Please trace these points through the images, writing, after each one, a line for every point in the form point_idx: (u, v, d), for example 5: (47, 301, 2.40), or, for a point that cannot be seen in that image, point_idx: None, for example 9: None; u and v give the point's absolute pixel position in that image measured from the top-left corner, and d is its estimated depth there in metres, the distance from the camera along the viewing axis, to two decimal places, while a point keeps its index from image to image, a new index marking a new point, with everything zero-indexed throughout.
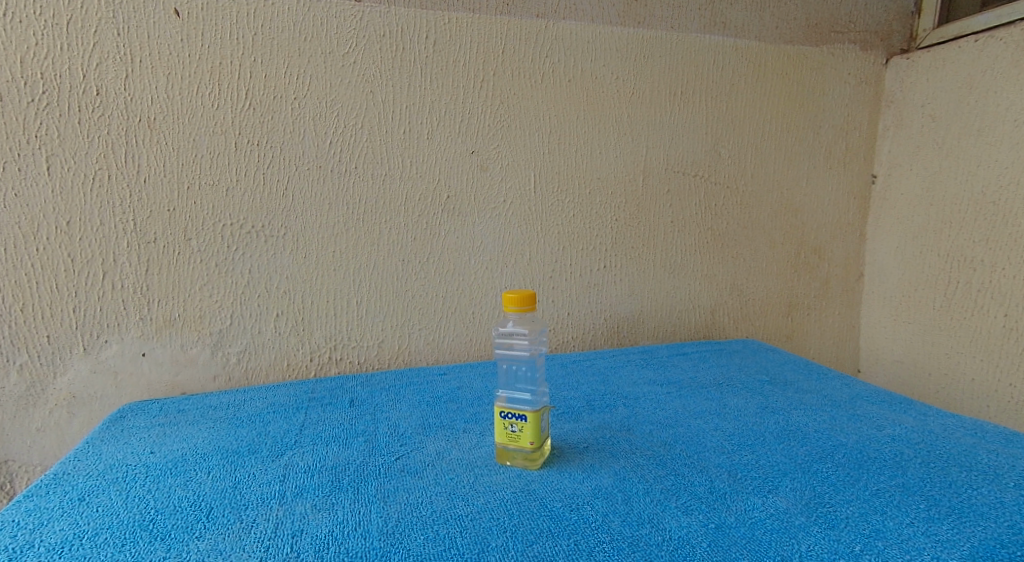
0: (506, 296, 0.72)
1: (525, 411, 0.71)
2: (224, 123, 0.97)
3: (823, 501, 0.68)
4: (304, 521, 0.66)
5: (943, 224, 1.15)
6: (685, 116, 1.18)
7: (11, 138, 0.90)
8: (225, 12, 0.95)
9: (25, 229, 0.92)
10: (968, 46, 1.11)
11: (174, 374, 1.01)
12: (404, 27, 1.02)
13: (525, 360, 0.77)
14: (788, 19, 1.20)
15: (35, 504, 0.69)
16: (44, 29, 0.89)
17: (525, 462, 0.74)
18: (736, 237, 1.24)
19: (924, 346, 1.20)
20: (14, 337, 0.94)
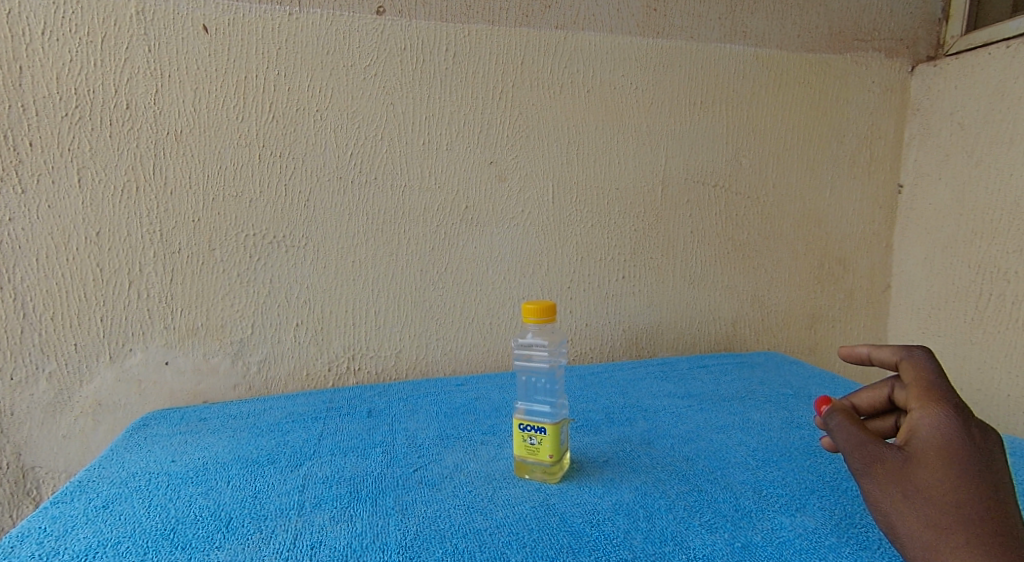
0: (525, 307, 0.71)
1: (544, 424, 0.70)
2: (248, 135, 0.99)
3: (855, 522, 0.66)
4: (323, 533, 0.66)
5: (975, 235, 1.12)
6: (705, 125, 1.17)
7: (44, 151, 0.92)
8: (250, 28, 0.97)
9: (57, 240, 0.94)
10: (999, 52, 1.08)
11: (196, 383, 1.02)
12: (425, 39, 1.03)
13: (544, 372, 0.76)
14: (810, 28, 1.19)
15: (60, 511, 0.70)
16: (79, 46, 0.92)
17: (545, 475, 0.74)
18: (758, 247, 1.22)
19: (957, 360, 1.17)
20: (43, 345, 0.96)
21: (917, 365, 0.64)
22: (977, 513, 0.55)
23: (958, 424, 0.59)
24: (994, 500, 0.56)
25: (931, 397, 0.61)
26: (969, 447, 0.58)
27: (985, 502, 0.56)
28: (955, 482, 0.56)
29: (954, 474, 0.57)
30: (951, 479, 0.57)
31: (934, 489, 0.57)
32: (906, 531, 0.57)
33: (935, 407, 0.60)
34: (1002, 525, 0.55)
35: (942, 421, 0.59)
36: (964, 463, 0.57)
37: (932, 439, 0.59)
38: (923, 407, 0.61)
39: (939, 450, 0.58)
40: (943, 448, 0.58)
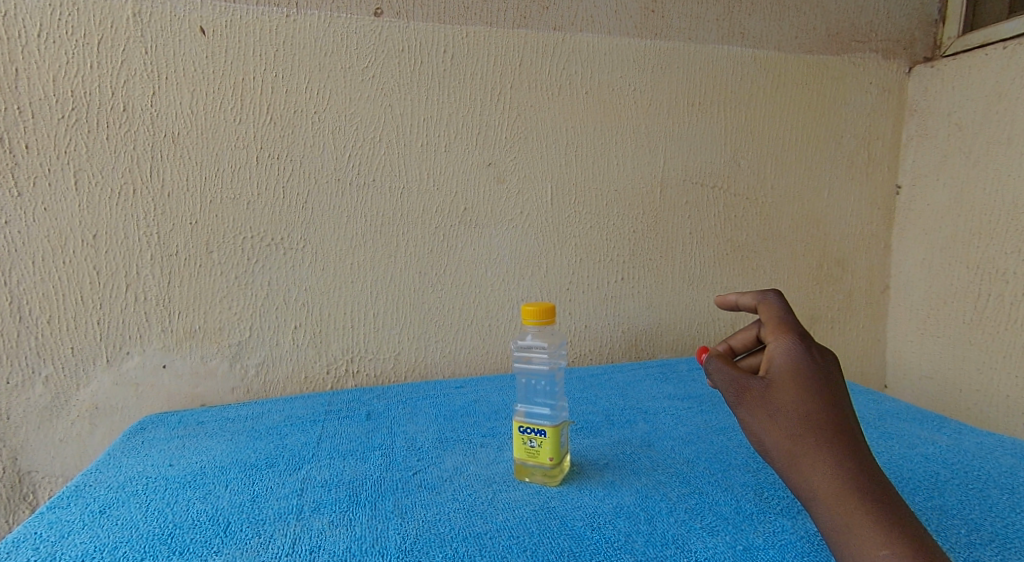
0: (525, 309, 0.71)
1: (544, 426, 0.70)
2: (246, 137, 0.99)
3: None
4: (322, 537, 0.66)
5: (973, 235, 1.13)
6: (703, 126, 1.17)
7: (41, 154, 0.92)
8: (248, 30, 0.97)
9: (53, 243, 0.94)
10: (996, 54, 1.08)
11: (194, 386, 1.02)
12: (422, 41, 1.03)
13: (543, 375, 0.76)
14: (807, 29, 1.19)
15: (57, 516, 0.69)
16: (75, 48, 0.91)
17: (545, 478, 0.74)
18: (757, 248, 1.22)
19: (955, 360, 1.17)
20: (40, 348, 0.95)
21: (770, 305, 0.73)
22: (823, 419, 0.64)
23: (803, 349, 0.68)
24: (837, 410, 0.64)
25: (781, 330, 0.70)
26: (814, 369, 0.67)
27: (830, 411, 0.64)
28: (806, 399, 0.65)
29: (806, 391, 0.65)
30: (803, 397, 0.65)
31: (789, 405, 0.65)
32: (770, 445, 0.65)
33: (785, 339, 0.69)
34: (844, 429, 0.63)
35: (790, 348, 0.68)
36: (811, 381, 0.66)
37: (784, 365, 0.67)
38: (776, 339, 0.70)
39: (792, 374, 0.66)
40: (793, 369, 0.67)
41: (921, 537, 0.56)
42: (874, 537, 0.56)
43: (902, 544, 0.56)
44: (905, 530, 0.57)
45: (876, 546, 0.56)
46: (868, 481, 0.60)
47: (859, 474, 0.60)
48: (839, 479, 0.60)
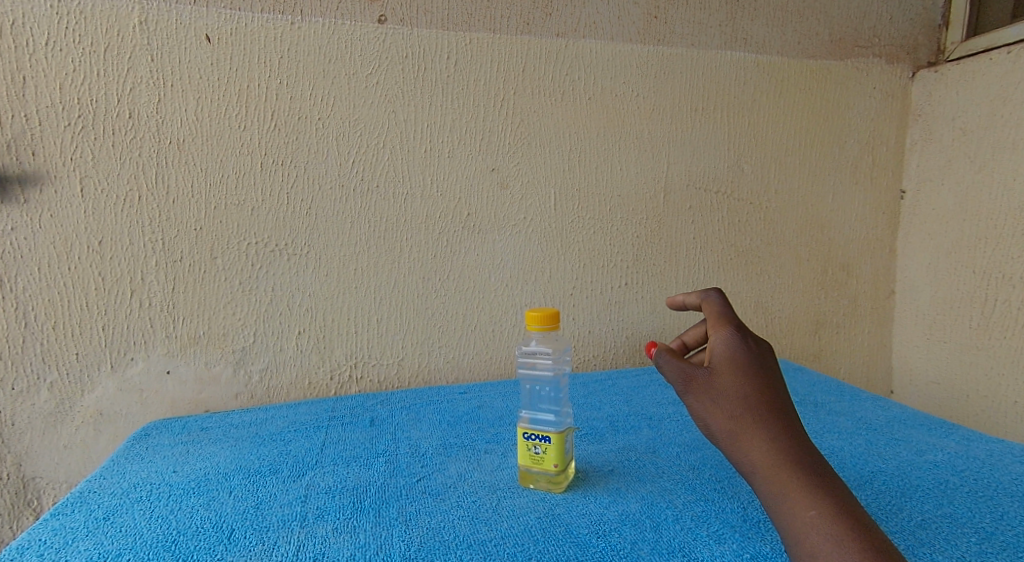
0: (529, 315, 0.70)
1: (549, 433, 0.70)
2: (250, 144, 0.99)
3: None
4: (326, 544, 0.65)
5: (980, 240, 1.12)
6: (707, 131, 1.17)
7: (47, 161, 0.92)
8: (253, 38, 0.97)
9: (59, 249, 0.94)
10: (1001, 58, 1.08)
11: (198, 392, 1.02)
12: (426, 48, 1.03)
13: (548, 381, 0.75)
14: (810, 34, 1.19)
15: (61, 523, 0.69)
16: (82, 56, 0.92)
17: (549, 484, 0.73)
18: (761, 253, 1.22)
19: (962, 366, 1.16)
20: (45, 355, 0.95)
21: (711, 301, 0.74)
22: (759, 401, 0.65)
23: (739, 339, 0.69)
24: (772, 392, 0.66)
25: (720, 320, 0.71)
26: (750, 356, 0.68)
27: (766, 392, 0.66)
28: (743, 384, 0.66)
29: (743, 374, 0.67)
30: (741, 382, 0.66)
31: (728, 388, 0.66)
32: (712, 426, 0.66)
33: (723, 329, 0.70)
34: (778, 407, 0.65)
35: (728, 339, 0.69)
36: (748, 365, 0.67)
37: (722, 354, 0.68)
38: (716, 329, 0.71)
39: (730, 362, 0.67)
40: (731, 356, 0.68)
41: (847, 500, 0.60)
42: (805, 504, 0.59)
43: (830, 509, 0.59)
44: (832, 494, 0.60)
45: (807, 513, 0.59)
46: (799, 452, 0.62)
47: (790, 449, 0.63)
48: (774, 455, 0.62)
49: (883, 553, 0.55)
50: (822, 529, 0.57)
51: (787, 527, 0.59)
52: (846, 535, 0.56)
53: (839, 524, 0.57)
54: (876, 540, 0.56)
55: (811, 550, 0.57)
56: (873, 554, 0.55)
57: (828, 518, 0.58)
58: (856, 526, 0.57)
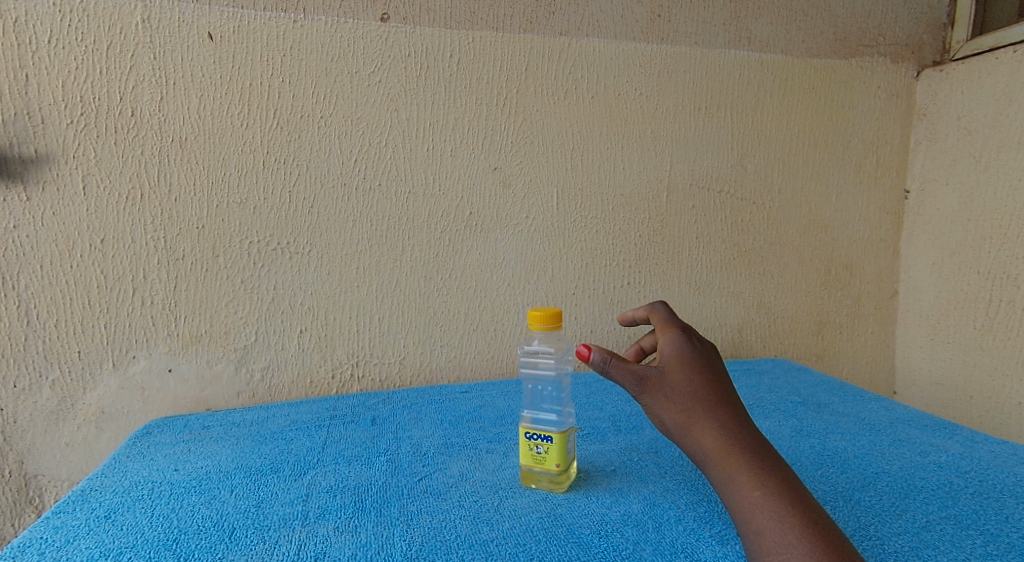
0: (531, 314, 0.70)
1: (551, 433, 0.70)
2: (253, 142, 0.99)
3: (868, 534, 0.65)
4: (327, 543, 0.65)
5: (984, 241, 1.12)
6: (710, 131, 1.16)
7: (49, 159, 0.92)
8: (255, 36, 0.97)
9: (61, 247, 0.94)
10: (1006, 57, 1.08)
11: (199, 390, 1.02)
12: (428, 46, 1.03)
13: (550, 380, 0.75)
14: (814, 33, 1.19)
15: (62, 521, 0.69)
16: (85, 54, 0.92)
17: (552, 484, 0.73)
18: (765, 253, 1.21)
19: (966, 367, 1.16)
20: (47, 353, 0.95)
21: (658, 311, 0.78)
22: (708, 394, 0.69)
23: (686, 340, 0.73)
24: (718, 386, 0.70)
25: (666, 325, 0.75)
26: (697, 354, 0.72)
27: (715, 385, 0.70)
28: (692, 379, 0.70)
29: (693, 371, 0.70)
30: (690, 377, 0.70)
31: (680, 383, 0.70)
32: (666, 420, 0.69)
33: (670, 332, 0.74)
34: (727, 400, 0.69)
35: (676, 340, 0.73)
36: (697, 362, 0.71)
37: (672, 353, 0.72)
38: (664, 333, 0.74)
39: (679, 360, 0.71)
40: (680, 355, 0.72)
41: (790, 481, 0.63)
42: (750, 485, 0.62)
43: (773, 488, 0.62)
44: (776, 476, 0.63)
45: (752, 493, 0.62)
46: (747, 440, 0.66)
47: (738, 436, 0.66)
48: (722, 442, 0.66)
49: (819, 526, 0.59)
50: (766, 507, 0.61)
51: (736, 508, 0.63)
52: (787, 511, 0.60)
53: (781, 501, 0.61)
54: (815, 515, 0.60)
55: (756, 527, 0.60)
56: (810, 526, 0.58)
57: (771, 496, 0.61)
58: (796, 504, 0.61)
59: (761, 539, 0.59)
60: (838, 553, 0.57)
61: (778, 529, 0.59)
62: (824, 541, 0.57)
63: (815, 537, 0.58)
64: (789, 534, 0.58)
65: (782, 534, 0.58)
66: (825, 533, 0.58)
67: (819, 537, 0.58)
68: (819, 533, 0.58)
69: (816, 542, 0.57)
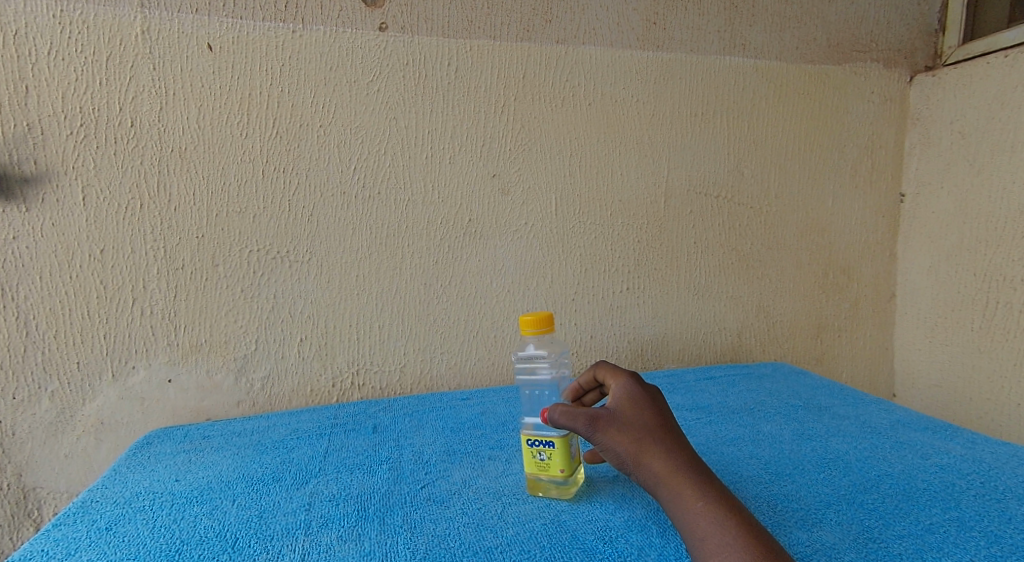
0: (524, 320, 0.71)
1: (552, 438, 0.69)
2: (252, 152, 0.99)
3: (873, 536, 0.66)
4: (331, 552, 0.65)
5: (980, 243, 1.13)
6: (707, 137, 1.17)
7: (49, 170, 0.92)
8: (254, 46, 0.97)
9: (61, 257, 0.94)
10: (998, 62, 1.09)
11: (199, 400, 1.01)
12: (427, 55, 1.04)
13: (547, 385, 0.75)
14: (808, 40, 1.20)
15: (63, 533, 0.69)
16: (84, 65, 0.92)
17: (559, 491, 0.73)
18: (763, 257, 1.22)
19: (964, 368, 1.16)
20: (46, 363, 0.95)
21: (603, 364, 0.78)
22: (656, 423, 0.69)
23: (635, 381, 0.73)
24: (665, 417, 0.70)
25: (614, 371, 0.75)
26: (645, 392, 0.72)
27: (662, 415, 0.70)
28: (641, 411, 0.70)
29: (642, 405, 0.70)
30: (639, 410, 0.70)
31: (630, 415, 0.69)
32: (618, 452, 0.68)
33: (619, 376, 0.74)
34: (673, 429, 0.70)
35: (625, 383, 0.73)
36: (645, 396, 0.71)
37: (621, 394, 0.72)
38: (613, 376, 0.74)
39: (628, 399, 0.71)
40: (628, 392, 0.72)
41: (731, 496, 0.64)
42: (694, 497, 0.63)
43: (716, 501, 0.63)
44: (717, 488, 0.65)
45: (696, 504, 0.63)
46: (691, 460, 0.67)
47: (684, 458, 0.67)
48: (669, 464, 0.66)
49: (758, 532, 0.61)
50: (711, 517, 0.62)
51: (682, 521, 0.63)
52: (728, 518, 0.61)
53: (723, 510, 0.62)
54: (754, 522, 0.62)
55: (700, 535, 0.61)
56: (747, 529, 0.61)
57: (714, 506, 0.63)
58: (739, 514, 0.62)
59: (705, 544, 0.60)
60: (776, 552, 0.59)
61: (720, 535, 0.60)
62: (763, 543, 0.59)
63: (752, 537, 0.60)
64: (728, 536, 0.60)
65: (723, 538, 0.60)
66: (765, 539, 0.60)
67: (759, 541, 0.59)
68: (759, 538, 0.60)
69: (752, 542, 0.59)
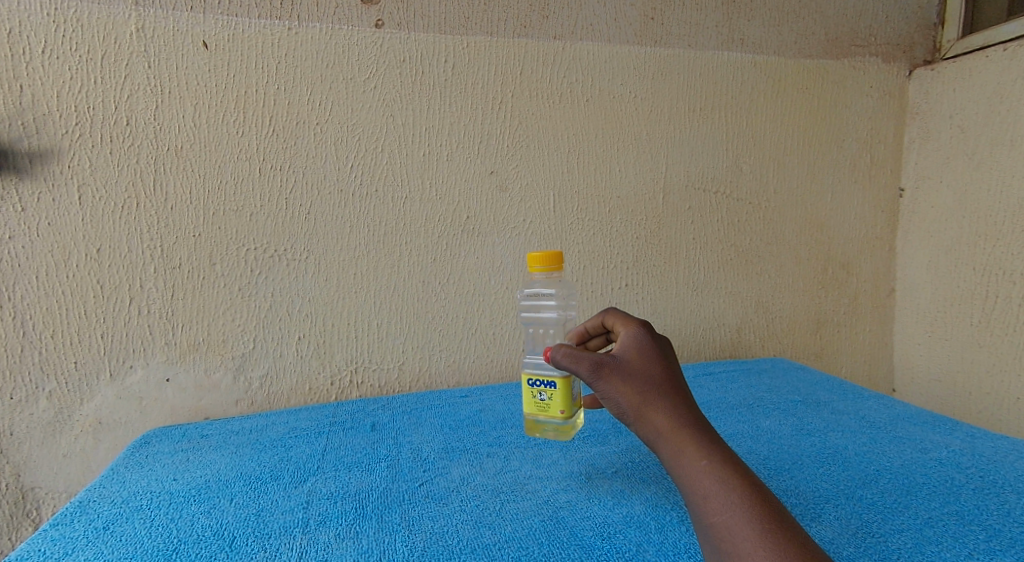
0: (532, 257, 0.77)
1: (553, 378, 0.74)
2: (249, 149, 0.99)
3: (871, 531, 0.65)
4: (329, 550, 0.65)
5: (980, 237, 1.12)
6: (705, 133, 1.17)
7: (45, 169, 0.92)
8: (250, 44, 0.97)
9: (57, 257, 0.94)
10: (997, 56, 1.09)
11: (198, 399, 1.01)
12: (423, 52, 1.03)
13: (551, 322, 0.86)
14: (807, 34, 1.19)
15: (60, 533, 0.69)
16: (79, 63, 0.92)
17: (557, 431, 0.81)
18: (762, 253, 1.22)
19: (964, 363, 1.16)
20: (43, 363, 0.95)
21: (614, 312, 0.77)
22: (663, 377, 0.68)
23: (646, 332, 0.72)
24: (673, 371, 0.69)
25: (625, 320, 0.74)
26: (654, 344, 0.71)
27: (670, 368, 0.69)
28: (649, 364, 0.69)
29: (650, 358, 0.69)
30: (647, 362, 0.69)
31: (637, 367, 0.68)
32: (619, 402, 0.68)
33: (631, 326, 0.73)
34: (680, 384, 0.68)
35: (635, 333, 0.72)
36: (654, 349, 0.70)
37: (630, 345, 0.71)
38: (624, 324, 0.74)
39: (636, 350, 0.70)
40: (637, 342, 0.71)
41: (735, 455, 0.64)
42: (698, 456, 0.63)
43: (720, 461, 0.62)
44: (721, 448, 0.64)
45: (700, 462, 0.62)
46: (695, 417, 0.66)
47: (689, 415, 0.66)
48: (674, 420, 0.65)
49: (762, 493, 0.60)
50: (714, 476, 0.61)
51: (684, 479, 0.62)
52: (733, 478, 0.61)
53: (727, 469, 0.62)
54: (757, 483, 0.61)
55: (702, 494, 0.61)
56: (751, 489, 0.60)
57: (718, 465, 0.62)
58: (743, 474, 0.62)
59: (707, 504, 0.60)
60: (779, 514, 0.59)
61: (723, 494, 0.60)
62: (766, 504, 0.59)
63: (754, 498, 0.59)
64: (731, 496, 0.60)
65: (726, 497, 0.60)
66: (768, 500, 0.60)
67: (762, 502, 0.59)
68: (763, 500, 0.60)
69: (754, 503, 0.59)
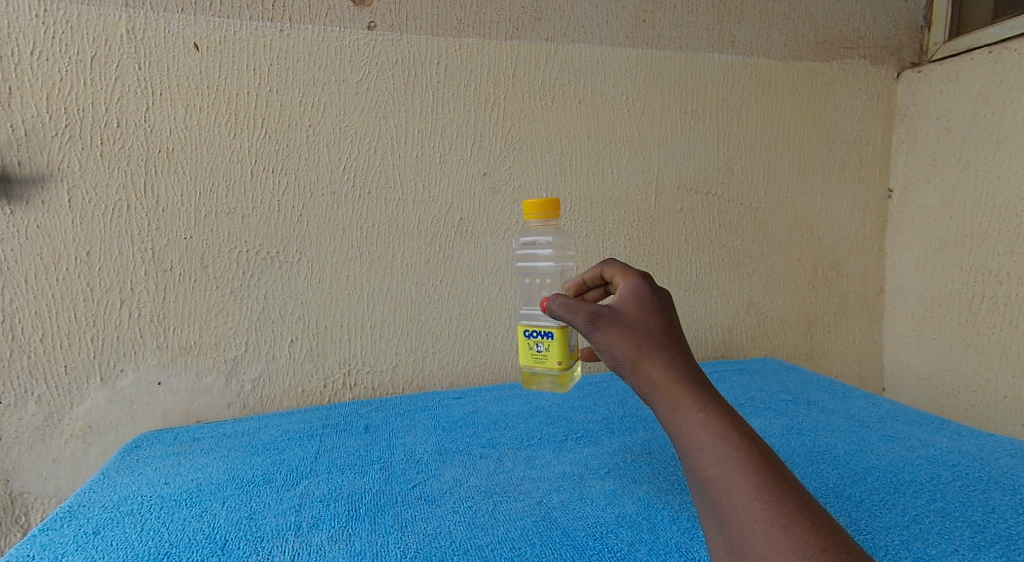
0: (526, 204, 0.77)
1: (551, 328, 0.74)
2: (240, 151, 0.98)
3: (859, 528, 0.66)
4: (321, 552, 0.65)
5: (966, 237, 1.14)
6: (696, 134, 1.17)
7: (34, 171, 0.91)
8: (241, 46, 0.97)
9: (46, 260, 0.93)
10: (982, 58, 1.10)
11: (189, 402, 1.01)
12: (415, 54, 1.03)
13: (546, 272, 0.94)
14: (796, 37, 1.21)
15: (50, 538, 0.68)
16: (68, 65, 0.91)
17: (553, 384, 0.79)
18: (753, 253, 1.22)
19: (951, 362, 1.18)
20: (32, 367, 0.94)
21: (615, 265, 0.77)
22: (661, 329, 0.67)
23: (646, 285, 0.71)
24: (671, 324, 0.68)
25: (625, 272, 0.73)
26: (654, 297, 0.70)
27: (668, 321, 0.68)
28: (647, 316, 0.67)
29: (648, 310, 0.68)
30: (645, 314, 0.68)
31: (635, 319, 0.67)
32: (616, 353, 0.67)
33: (631, 278, 0.72)
34: (678, 337, 0.67)
35: (635, 286, 0.71)
36: (653, 301, 0.69)
37: (629, 297, 0.70)
38: (624, 276, 0.73)
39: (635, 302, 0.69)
40: (636, 294, 0.70)
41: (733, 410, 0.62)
42: (695, 408, 0.61)
43: (717, 414, 0.61)
44: (718, 401, 0.62)
45: (696, 415, 0.61)
46: (693, 370, 0.64)
47: (686, 367, 0.64)
48: (670, 372, 0.64)
49: (759, 446, 0.58)
50: (711, 429, 0.59)
51: (679, 432, 0.61)
52: (729, 431, 0.59)
53: (724, 422, 0.60)
54: (755, 436, 0.59)
55: (697, 446, 0.59)
56: (748, 442, 0.58)
57: (714, 418, 0.60)
58: (740, 427, 0.60)
59: (702, 456, 0.58)
60: (776, 468, 0.57)
61: (719, 446, 0.58)
62: (763, 458, 0.57)
63: (751, 451, 0.58)
64: (727, 448, 0.58)
65: (721, 450, 0.58)
66: (765, 453, 0.58)
67: (759, 456, 0.57)
68: (760, 453, 0.58)
69: (752, 456, 0.57)
